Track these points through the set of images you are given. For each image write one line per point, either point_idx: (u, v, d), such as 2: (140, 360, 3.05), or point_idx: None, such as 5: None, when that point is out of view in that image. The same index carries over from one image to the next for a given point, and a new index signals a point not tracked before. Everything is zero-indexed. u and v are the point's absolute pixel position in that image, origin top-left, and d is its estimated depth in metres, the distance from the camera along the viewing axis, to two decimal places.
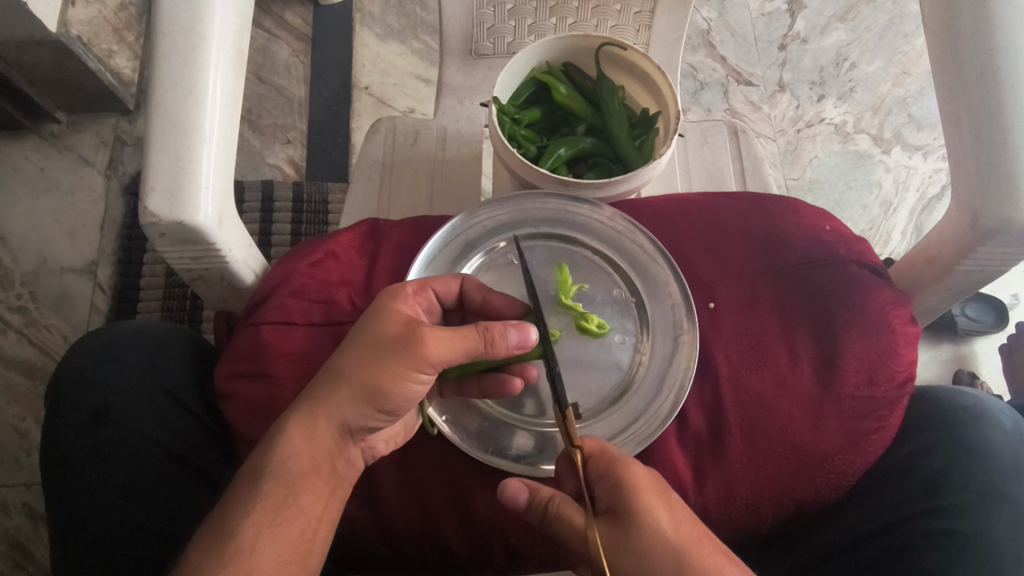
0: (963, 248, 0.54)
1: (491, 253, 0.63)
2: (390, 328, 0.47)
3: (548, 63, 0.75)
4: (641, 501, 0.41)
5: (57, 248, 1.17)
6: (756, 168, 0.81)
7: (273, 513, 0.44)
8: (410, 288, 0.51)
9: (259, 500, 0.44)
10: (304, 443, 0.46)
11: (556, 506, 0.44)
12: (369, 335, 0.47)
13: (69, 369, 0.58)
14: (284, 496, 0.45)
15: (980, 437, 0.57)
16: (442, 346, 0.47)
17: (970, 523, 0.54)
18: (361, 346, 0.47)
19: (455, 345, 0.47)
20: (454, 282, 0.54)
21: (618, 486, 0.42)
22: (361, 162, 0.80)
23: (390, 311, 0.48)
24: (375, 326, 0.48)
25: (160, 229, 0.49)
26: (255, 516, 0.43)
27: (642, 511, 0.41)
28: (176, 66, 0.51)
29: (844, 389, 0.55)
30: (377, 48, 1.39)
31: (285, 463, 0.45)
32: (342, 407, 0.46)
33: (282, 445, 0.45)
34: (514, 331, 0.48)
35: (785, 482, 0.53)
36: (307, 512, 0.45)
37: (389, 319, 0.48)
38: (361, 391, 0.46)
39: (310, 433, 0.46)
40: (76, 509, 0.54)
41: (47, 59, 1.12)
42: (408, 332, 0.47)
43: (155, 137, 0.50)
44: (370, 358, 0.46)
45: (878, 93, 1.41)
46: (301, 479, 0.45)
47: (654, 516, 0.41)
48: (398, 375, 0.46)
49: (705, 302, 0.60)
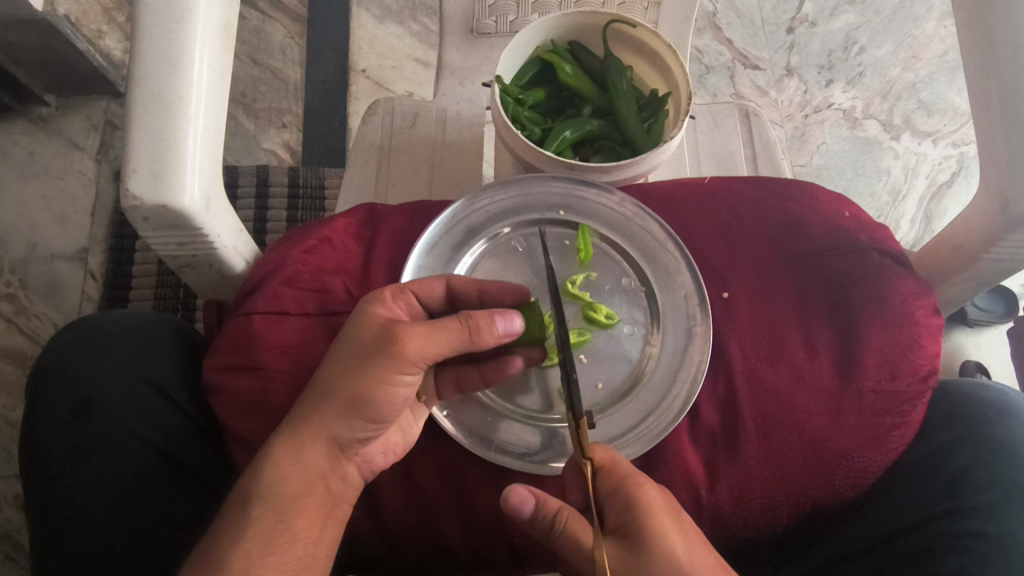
0: (991, 236, 0.52)
1: (494, 240, 0.60)
2: (366, 332, 0.46)
3: (554, 41, 0.72)
4: (654, 521, 0.40)
5: (47, 234, 1.14)
6: (768, 152, 0.78)
7: (264, 540, 0.42)
8: (381, 288, 0.49)
9: (249, 528, 0.42)
10: (293, 467, 0.44)
11: (564, 523, 0.42)
12: (345, 341, 0.46)
13: (51, 360, 0.56)
14: (276, 521, 0.42)
15: (1004, 431, 0.55)
16: (421, 343, 0.45)
17: (996, 523, 0.52)
18: (337, 354, 0.45)
19: (436, 339, 0.45)
20: (437, 281, 0.51)
21: (632, 507, 0.41)
22: (358, 146, 0.77)
23: (364, 315, 0.47)
24: (351, 332, 0.46)
25: (143, 213, 0.46)
26: (245, 545, 0.41)
27: (655, 534, 0.40)
28: (159, 38, 0.48)
29: (864, 383, 0.52)
30: (375, 30, 1.35)
31: (275, 488, 0.43)
32: (327, 421, 0.44)
33: (272, 467, 0.43)
34: (499, 319, 0.47)
35: (802, 481, 0.51)
36: (301, 538, 0.43)
37: (365, 322, 0.46)
38: (344, 402, 0.44)
39: (298, 456, 0.44)
40: (55, 506, 0.51)
41: (34, 39, 1.09)
42: (385, 333, 0.45)
43: (136, 114, 0.47)
44: (348, 364, 0.45)
45: (887, 77, 1.38)
46: (293, 502, 0.43)
47: (667, 539, 0.40)
48: (380, 378, 0.44)
49: (717, 291, 0.57)
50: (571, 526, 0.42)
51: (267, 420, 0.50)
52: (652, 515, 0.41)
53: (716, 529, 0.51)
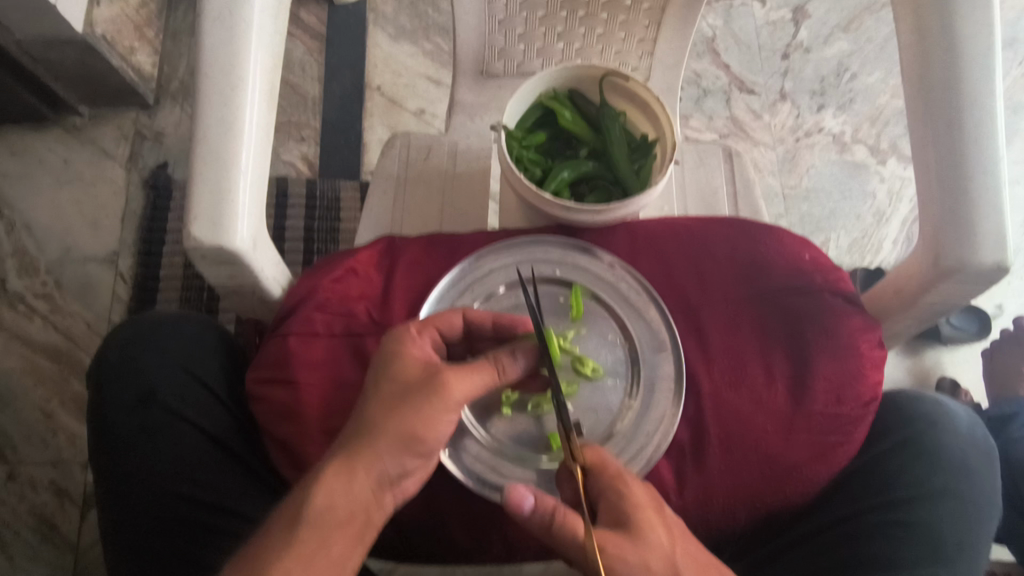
0: (926, 283, 0.60)
1: (493, 297, 0.67)
2: (409, 376, 0.53)
3: (555, 89, 0.80)
4: (643, 516, 0.50)
5: (80, 238, 1.23)
6: (747, 189, 0.87)
7: (305, 559, 0.48)
8: (414, 332, 0.56)
9: (294, 546, 0.48)
10: (342, 495, 0.50)
11: (561, 518, 0.51)
12: (392, 385, 0.53)
13: (113, 356, 0.64)
14: (318, 544, 0.48)
15: (931, 438, 0.64)
16: (464, 385, 0.53)
17: (918, 514, 0.61)
18: (386, 395, 0.53)
19: (473, 379, 0.54)
20: (457, 317, 0.59)
21: (624, 502, 0.51)
22: (376, 175, 0.86)
23: (405, 361, 0.54)
24: (397, 375, 0.53)
25: (202, 252, 0.55)
26: (287, 561, 0.47)
27: (644, 525, 0.50)
28: (216, 103, 0.56)
29: (814, 407, 0.61)
30: (390, 48, 1.43)
31: (322, 513, 0.49)
32: (381, 457, 0.51)
33: (324, 495, 0.49)
34: (518, 358, 0.57)
35: (758, 490, 0.60)
36: (335, 561, 0.49)
37: (407, 365, 0.54)
38: (399, 440, 0.51)
39: (348, 485, 0.50)
40: (126, 476, 0.61)
41: (73, 57, 1.17)
42: (431, 376, 0.53)
43: (197, 169, 0.55)
44: (399, 405, 0.52)
45: (876, 103, 1.45)
46: (334, 529, 0.49)
47: (655, 531, 0.50)
48: (429, 418, 0.52)
49: (692, 323, 0.65)
50: (568, 523, 0.51)
51: (300, 427, 0.59)
52: (642, 511, 0.51)
53: None
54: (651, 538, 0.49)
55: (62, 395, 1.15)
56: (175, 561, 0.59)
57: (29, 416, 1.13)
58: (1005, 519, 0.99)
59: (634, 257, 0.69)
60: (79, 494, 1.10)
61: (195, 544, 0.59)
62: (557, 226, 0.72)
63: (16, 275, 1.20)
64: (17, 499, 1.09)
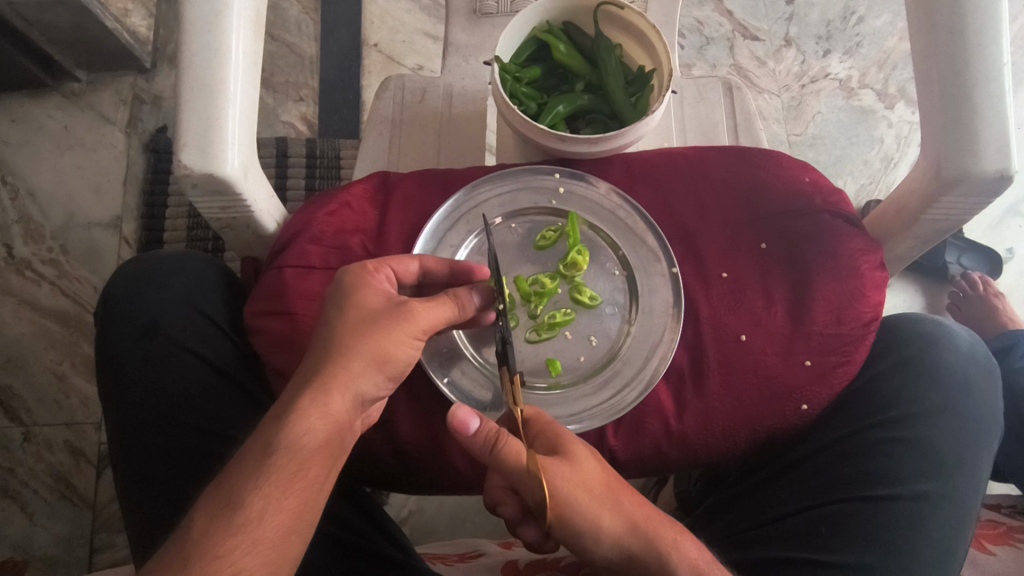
0: (928, 197, 0.58)
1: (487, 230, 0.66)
2: (375, 304, 0.52)
3: (549, 22, 0.78)
4: (578, 444, 0.51)
5: (83, 203, 1.23)
6: (748, 123, 0.85)
7: (282, 485, 0.45)
8: (369, 266, 0.55)
9: (269, 472, 0.45)
10: (319, 420, 0.47)
11: (503, 445, 0.49)
12: (359, 311, 0.51)
13: (115, 294, 0.64)
14: (297, 469, 0.46)
15: (931, 357, 0.63)
16: (430, 315, 0.53)
17: (915, 431, 0.60)
18: (354, 323, 0.51)
19: (438, 309, 0.54)
20: (413, 261, 0.57)
21: (559, 436, 0.51)
22: (372, 119, 0.85)
23: (369, 292, 0.53)
24: (361, 303, 0.52)
25: (192, 181, 0.55)
26: (264, 488, 0.44)
27: (580, 453, 0.50)
28: (201, 30, 0.56)
29: (813, 327, 0.60)
30: (386, 4, 1.40)
31: (301, 437, 0.46)
32: (358, 378, 0.50)
33: (299, 420, 0.47)
34: (474, 293, 0.56)
35: (757, 412, 0.59)
36: (310, 482, 0.46)
37: (370, 295, 0.53)
38: (373, 362, 0.50)
39: (324, 410, 0.48)
40: (132, 406, 0.61)
41: (66, 19, 1.15)
42: (397, 305, 0.53)
43: (184, 97, 0.55)
44: (371, 329, 0.51)
45: (884, 47, 1.42)
46: (315, 453, 0.47)
47: (588, 456, 0.50)
48: (400, 341, 0.52)
49: (691, 252, 0.65)
50: (510, 443, 0.49)
51: (298, 356, 0.59)
52: (574, 440, 0.51)
53: (684, 453, 0.60)
54: (588, 466, 0.50)
55: (73, 358, 1.16)
56: (180, 488, 0.60)
57: (41, 378, 1.15)
58: (1007, 450, 0.98)
59: (631, 185, 0.68)
60: (94, 453, 1.12)
61: (199, 469, 0.60)
62: (553, 158, 0.71)
63: (21, 241, 1.21)
64: (34, 460, 1.11)
